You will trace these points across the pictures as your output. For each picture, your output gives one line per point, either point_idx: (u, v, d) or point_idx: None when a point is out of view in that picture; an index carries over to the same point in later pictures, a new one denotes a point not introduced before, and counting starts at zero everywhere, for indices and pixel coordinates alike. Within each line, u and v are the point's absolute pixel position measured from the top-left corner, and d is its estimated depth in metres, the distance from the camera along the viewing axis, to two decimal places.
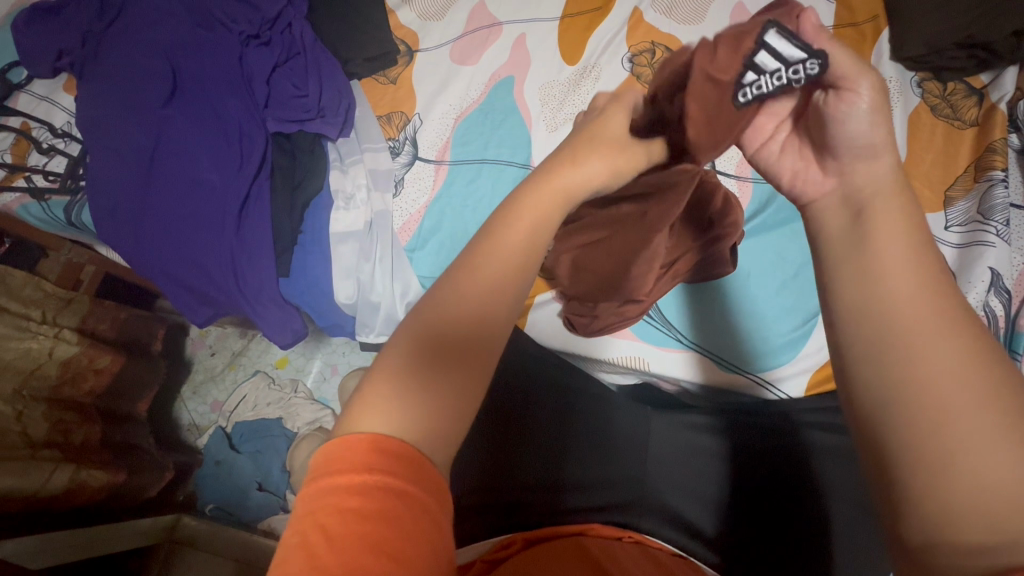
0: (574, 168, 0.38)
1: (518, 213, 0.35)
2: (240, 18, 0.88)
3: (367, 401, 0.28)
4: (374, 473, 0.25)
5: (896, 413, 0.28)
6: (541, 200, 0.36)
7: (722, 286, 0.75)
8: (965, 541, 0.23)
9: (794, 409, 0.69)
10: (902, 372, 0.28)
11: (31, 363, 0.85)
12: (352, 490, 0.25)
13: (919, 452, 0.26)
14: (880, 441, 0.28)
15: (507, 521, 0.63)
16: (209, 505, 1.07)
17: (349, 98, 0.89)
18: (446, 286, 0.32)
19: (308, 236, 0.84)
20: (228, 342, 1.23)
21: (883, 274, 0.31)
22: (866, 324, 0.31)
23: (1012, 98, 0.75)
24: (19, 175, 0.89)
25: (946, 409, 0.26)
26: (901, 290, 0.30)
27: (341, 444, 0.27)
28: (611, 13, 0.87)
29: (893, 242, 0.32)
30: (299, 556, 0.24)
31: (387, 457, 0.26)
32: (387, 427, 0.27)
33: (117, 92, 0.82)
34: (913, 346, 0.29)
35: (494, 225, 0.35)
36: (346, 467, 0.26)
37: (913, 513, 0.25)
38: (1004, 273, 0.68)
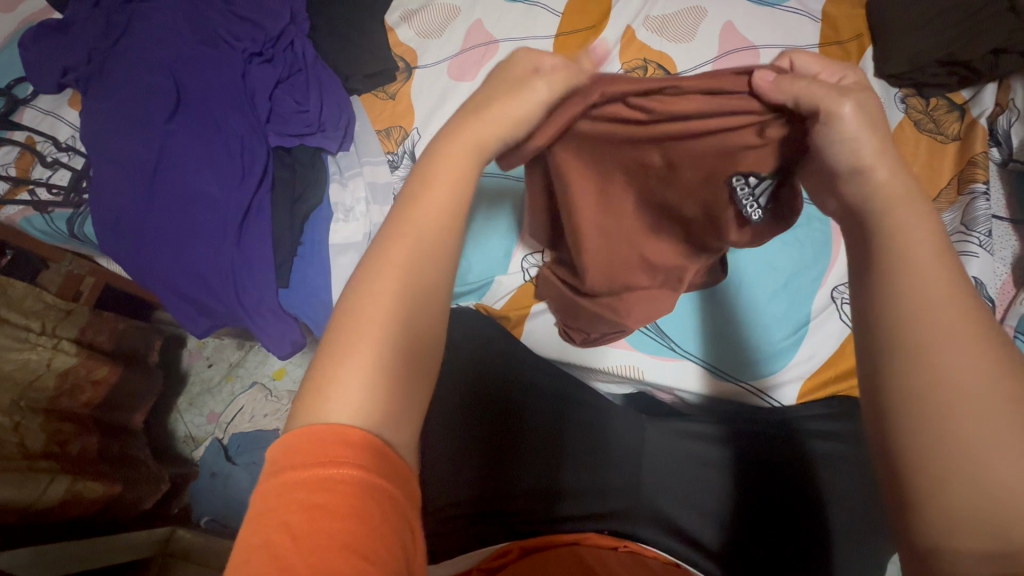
0: (478, 116, 0.37)
1: (439, 189, 0.35)
2: (244, 36, 0.90)
3: (329, 382, 0.29)
4: (344, 465, 0.26)
5: (917, 419, 0.27)
6: (452, 163, 0.36)
7: (714, 297, 0.76)
8: (965, 549, 0.25)
9: (794, 417, 0.70)
10: (929, 379, 0.27)
11: (29, 374, 0.85)
12: (322, 484, 0.26)
13: (938, 461, 0.26)
14: (893, 443, 0.28)
15: (496, 526, 0.65)
16: (204, 517, 1.08)
17: (349, 113, 0.91)
18: (409, 272, 0.32)
19: (307, 248, 0.86)
20: (226, 353, 1.23)
21: (915, 276, 0.29)
22: (891, 325, 0.29)
23: (993, 114, 0.77)
24: (23, 188, 0.90)
25: (971, 417, 0.26)
26: (930, 289, 0.29)
27: (310, 436, 0.27)
28: (605, 31, 0.89)
29: (894, 244, 0.31)
30: (264, 555, 0.24)
31: (358, 450, 0.27)
32: (351, 416, 0.28)
33: (121, 107, 0.83)
34: (945, 353, 0.27)
35: (421, 190, 0.35)
36: (312, 461, 0.26)
37: (922, 523, 0.26)
38: (989, 281, 0.70)
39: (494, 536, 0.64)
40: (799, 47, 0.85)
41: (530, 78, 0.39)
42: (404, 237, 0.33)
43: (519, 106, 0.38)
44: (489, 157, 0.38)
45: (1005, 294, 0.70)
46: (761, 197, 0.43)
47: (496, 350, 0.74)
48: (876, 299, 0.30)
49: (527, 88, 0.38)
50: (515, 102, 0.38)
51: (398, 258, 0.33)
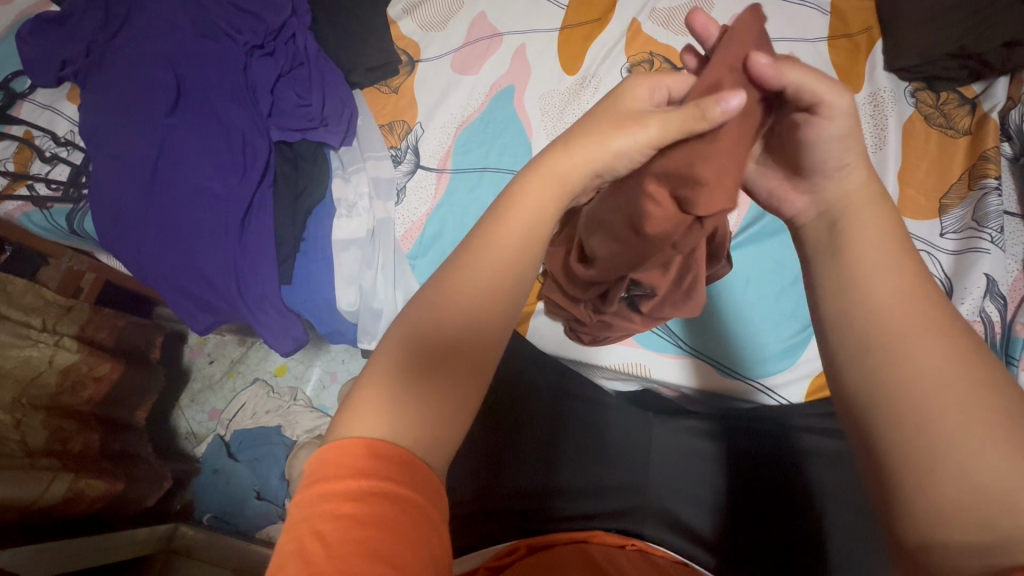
0: (567, 152, 0.36)
1: (516, 222, 0.35)
2: (245, 29, 0.89)
3: (366, 391, 0.29)
4: (374, 478, 0.25)
5: (882, 410, 0.29)
6: (535, 198, 0.35)
7: (721, 294, 0.75)
8: (955, 544, 0.25)
9: (788, 415, 0.69)
10: (887, 370, 0.29)
11: (31, 370, 0.84)
12: (350, 495, 0.25)
13: (912, 452, 0.27)
14: (874, 441, 0.29)
15: (503, 525, 0.64)
16: (206, 515, 1.07)
17: (352, 108, 0.90)
18: (460, 272, 0.33)
19: (310, 244, 0.84)
20: (228, 349, 1.23)
21: (862, 279, 0.33)
22: (846, 322, 0.32)
23: (1005, 107, 0.76)
24: (21, 183, 0.89)
25: (934, 404, 0.27)
26: (882, 291, 0.32)
27: (341, 448, 0.27)
28: (611, 23, 0.87)
29: (874, 251, 0.33)
30: (295, 562, 0.23)
31: (387, 462, 0.26)
32: (381, 432, 0.27)
33: (121, 100, 0.82)
34: (901, 345, 0.30)
35: (496, 216, 0.35)
36: (344, 472, 0.26)
37: (910, 517, 0.26)
38: (1000, 278, 0.69)
39: (500, 534, 0.63)
40: (806, 40, 0.83)
41: (633, 105, 0.35)
42: (480, 245, 0.34)
43: (620, 139, 0.34)
44: (576, 190, 0.37)
45: (1016, 290, 0.69)
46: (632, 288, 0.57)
47: (505, 350, 0.73)
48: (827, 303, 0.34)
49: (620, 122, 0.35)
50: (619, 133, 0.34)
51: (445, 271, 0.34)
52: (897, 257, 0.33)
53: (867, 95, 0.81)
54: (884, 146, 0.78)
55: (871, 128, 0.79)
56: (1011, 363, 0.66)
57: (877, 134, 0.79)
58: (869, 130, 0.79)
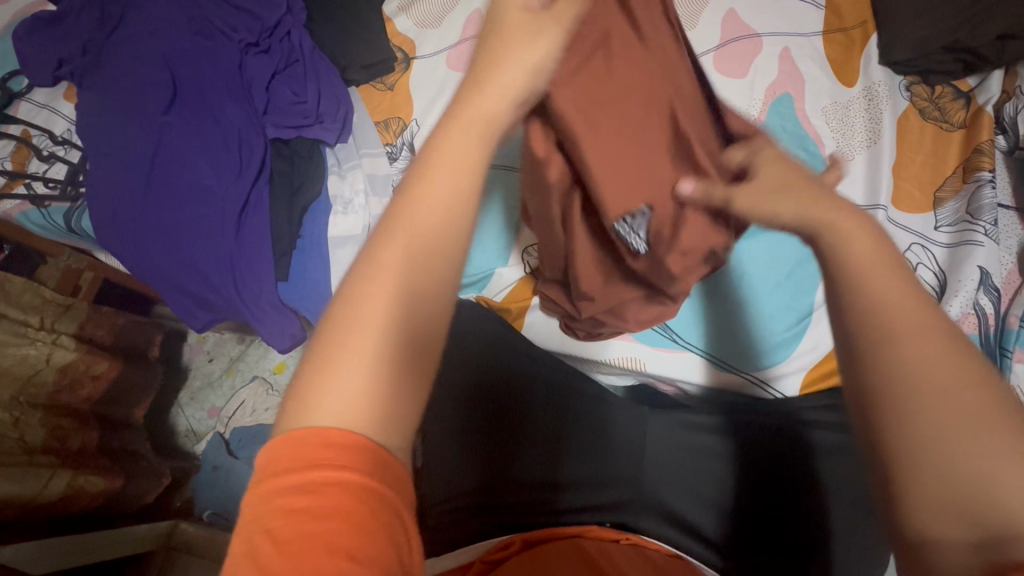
0: (477, 90, 0.34)
1: (439, 176, 0.32)
2: (240, 27, 0.89)
3: (322, 378, 0.28)
4: (327, 468, 0.26)
5: (888, 408, 0.27)
6: (456, 140, 0.33)
7: (717, 288, 0.74)
8: (950, 539, 0.25)
9: (795, 408, 0.68)
10: (899, 368, 0.27)
11: (28, 369, 0.85)
12: (302, 489, 0.25)
13: (916, 451, 0.26)
14: (875, 438, 0.28)
15: (502, 518, 0.66)
16: (207, 511, 1.08)
17: (347, 105, 0.91)
18: (385, 244, 0.30)
19: (307, 240, 0.85)
20: (227, 347, 1.23)
21: (867, 266, 0.30)
22: (853, 313, 0.30)
23: (999, 101, 0.77)
24: (19, 182, 0.90)
25: (939, 407, 0.26)
26: (889, 281, 0.30)
27: (289, 441, 0.27)
28: None
29: (867, 241, 0.31)
30: (247, 562, 0.24)
31: (340, 451, 0.26)
32: (337, 418, 0.27)
33: (118, 98, 0.83)
34: (910, 339, 0.28)
35: (417, 170, 0.32)
36: (295, 466, 0.26)
37: (908, 513, 0.26)
38: (993, 271, 0.70)
39: (495, 528, 0.66)
40: (801, 35, 0.83)
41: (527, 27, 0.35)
42: (401, 212, 0.31)
43: (521, 55, 0.34)
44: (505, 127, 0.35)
45: (1011, 283, 0.70)
46: (641, 230, 0.49)
47: (498, 343, 0.73)
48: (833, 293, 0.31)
49: (526, 30, 0.35)
50: (525, 51, 0.35)
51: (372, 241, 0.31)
52: (884, 246, 0.31)
53: (862, 89, 0.81)
54: (879, 140, 0.78)
55: (866, 122, 0.79)
56: (1005, 355, 0.68)
57: (871, 128, 0.78)
58: (864, 124, 0.79)
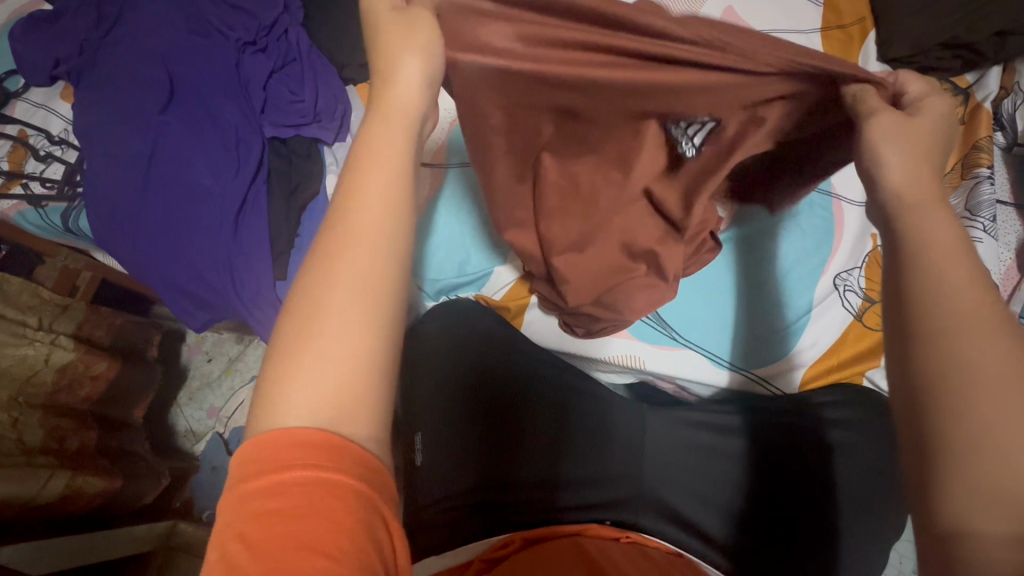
0: (392, 84, 0.36)
1: (373, 166, 0.32)
2: (237, 26, 0.89)
3: (288, 378, 0.28)
4: (295, 469, 0.26)
5: (948, 403, 0.29)
6: (381, 133, 0.34)
7: (717, 286, 0.74)
8: (994, 527, 0.27)
9: (815, 405, 0.69)
10: (961, 366, 0.30)
11: (26, 369, 0.85)
12: (273, 490, 0.25)
13: (967, 444, 0.28)
14: (925, 430, 0.30)
15: (501, 520, 0.65)
16: (206, 512, 1.09)
17: (345, 103, 0.90)
18: (337, 239, 0.31)
19: (305, 239, 0.83)
20: (225, 347, 1.23)
21: (942, 269, 0.32)
22: (922, 311, 0.32)
23: (997, 97, 0.77)
24: (16, 181, 0.90)
25: (994, 401, 0.28)
26: (959, 284, 0.31)
27: (259, 443, 0.27)
28: None
29: (941, 244, 0.33)
30: (219, 566, 0.24)
31: (310, 449, 0.26)
32: (306, 416, 0.27)
33: (114, 97, 0.83)
34: (973, 341, 0.30)
35: (355, 167, 0.33)
36: (265, 468, 0.26)
37: (950, 500, 0.28)
38: (992, 268, 0.70)
39: (491, 526, 0.65)
40: (799, 32, 0.83)
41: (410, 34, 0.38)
42: (344, 206, 0.31)
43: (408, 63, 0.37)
44: (422, 119, 0.37)
45: (1010, 279, 0.70)
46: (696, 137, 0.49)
47: (491, 340, 0.74)
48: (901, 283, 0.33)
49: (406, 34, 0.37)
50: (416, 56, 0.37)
51: (325, 234, 0.31)
52: (964, 250, 0.33)
53: None
54: None
55: None
56: None
57: None
58: None
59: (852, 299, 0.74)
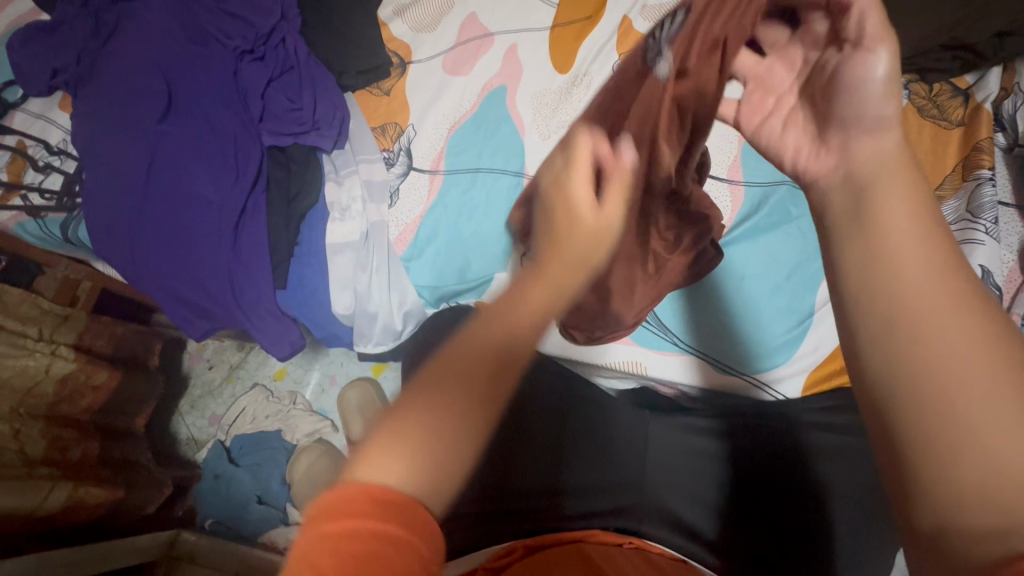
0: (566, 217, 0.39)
1: (536, 298, 0.34)
2: (235, 34, 0.89)
3: (388, 441, 0.27)
4: (366, 518, 0.25)
5: (905, 392, 0.28)
6: (555, 276, 0.36)
7: (717, 288, 0.72)
8: (975, 527, 0.24)
9: (795, 413, 0.68)
10: (913, 354, 0.29)
11: (28, 380, 0.85)
12: (358, 534, 0.24)
13: (932, 433, 0.27)
14: (888, 426, 0.28)
15: (505, 526, 0.65)
16: (208, 519, 1.07)
17: (343, 111, 0.90)
18: (482, 330, 0.32)
19: (304, 248, 0.84)
20: (226, 355, 1.23)
21: (897, 257, 0.32)
22: (873, 306, 0.31)
23: (997, 98, 0.77)
24: (15, 193, 0.89)
25: (957, 382, 0.27)
26: (912, 273, 0.31)
27: (352, 487, 0.26)
28: (601, 22, 0.86)
29: (898, 225, 0.33)
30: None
31: (396, 506, 0.25)
32: (397, 474, 0.27)
33: (113, 107, 0.83)
34: (926, 326, 0.29)
35: (520, 290, 0.35)
36: (350, 512, 0.25)
37: (924, 498, 0.26)
38: (995, 270, 0.70)
39: (496, 534, 0.64)
40: None
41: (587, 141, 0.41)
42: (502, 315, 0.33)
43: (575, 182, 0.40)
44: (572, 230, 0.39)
45: (1012, 281, 0.70)
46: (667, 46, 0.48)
47: None
48: (844, 280, 0.34)
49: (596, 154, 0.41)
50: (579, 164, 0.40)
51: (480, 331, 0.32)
52: (931, 233, 0.32)
53: None
54: None
55: None
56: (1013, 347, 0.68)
57: None
58: None
59: None
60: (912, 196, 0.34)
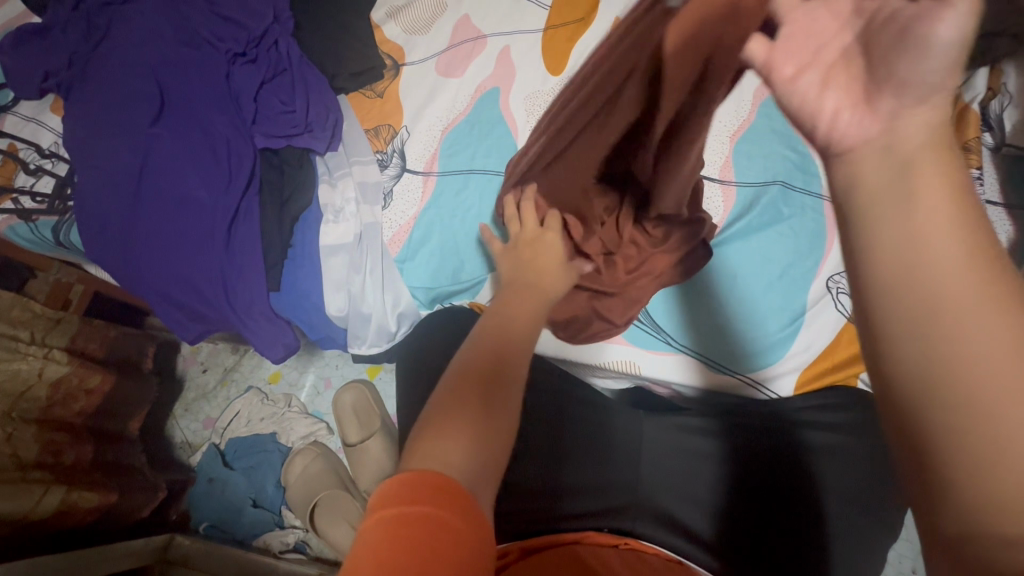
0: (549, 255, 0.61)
1: (528, 308, 0.53)
2: (227, 37, 0.89)
3: (447, 435, 0.35)
4: (422, 505, 0.29)
5: (942, 401, 0.25)
6: (533, 298, 0.55)
7: (709, 288, 0.73)
8: (1007, 540, 0.23)
9: (789, 409, 0.69)
10: (950, 356, 0.25)
11: (20, 385, 0.84)
12: (413, 516, 0.29)
13: (969, 445, 0.24)
14: (915, 434, 0.26)
15: (502, 526, 0.65)
16: (203, 523, 1.07)
17: (337, 112, 0.90)
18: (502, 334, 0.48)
19: (298, 250, 0.85)
20: (220, 357, 1.22)
21: (927, 235, 0.26)
22: (900, 296, 0.27)
23: (985, 98, 0.77)
24: (7, 196, 0.89)
25: (999, 390, 0.24)
26: (947, 256, 0.26)
27: (409, 482, 0.31)
28: (593, 24, 0.86)
29: (930, 194, 0.27)
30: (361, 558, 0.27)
31: (444, 495, 0.30)
32: (449, 467, 0.33)
33: (104, 110, 0.82)
34: (964, 322, 0.25)
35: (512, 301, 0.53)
36: (406, 499, 0.30)
37: (953, 509, 0.24)
38: None
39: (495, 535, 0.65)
40: None
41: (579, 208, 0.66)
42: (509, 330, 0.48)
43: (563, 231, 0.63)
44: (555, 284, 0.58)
45: None
46: None
47: None
48: (868, 267, 0.28)
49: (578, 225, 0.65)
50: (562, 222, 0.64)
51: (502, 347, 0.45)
52: (961, 201, 0.27)
53: None
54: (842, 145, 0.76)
55: None
56: None
57: None
58: None
59: (846, 300, 0.70)
60: (941, 155, 0.28)
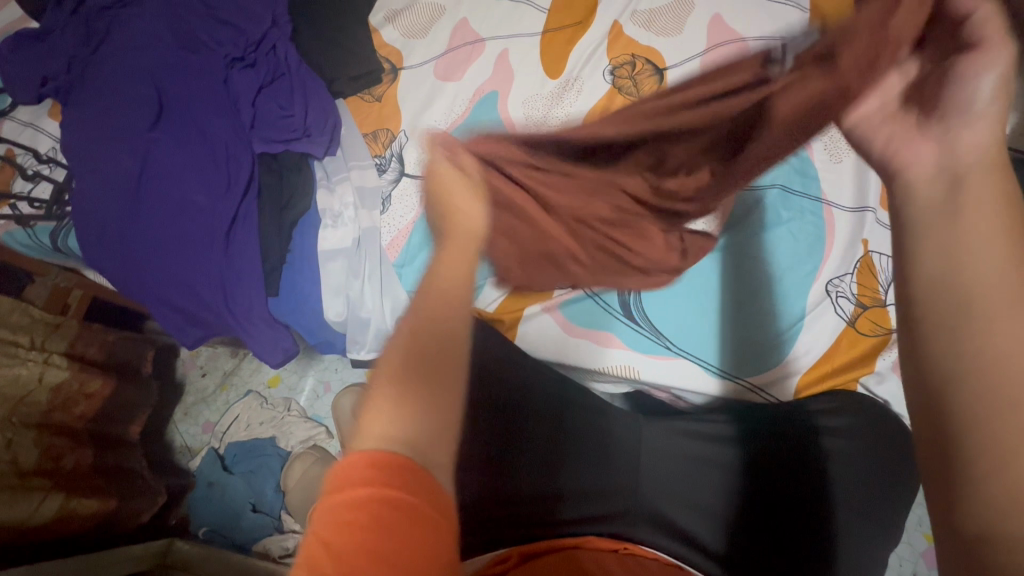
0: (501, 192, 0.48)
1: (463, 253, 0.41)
2: (226, 42, 0.89)
3: (378, 412, 0.31)
4: (369, 488, 0.28)
5: (971, 390, 0.26)
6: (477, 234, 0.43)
7: (705, 294, 0.76)
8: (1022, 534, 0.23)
9: (806, 412, 0.69)
10: (983, 352, 0.26)
11: (20, 390, 0.84)
12: (356, 502, 0.27)
13: (992, 436, 0.25)
14: (938, 424, 0.26)
15: (499, 533, 0.64)
16: (202, 528, 1.06)
17: (335, 116, 0.90)
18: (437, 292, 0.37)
19: (296, 255, 0.84)
20: (219, 361, 1.22)
21: (970, 245, 0.29)
22: (941, 296, 0.28)
23: None
24: (5, 202, 0.89)
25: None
26: (986, 266, 0.28)
27: (347, 465, 0.29)
28: (590, 29, 0.87)
29: (977, 211, 0.29)
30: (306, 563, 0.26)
31: (385, 471, 0.28)
32: (388, 441, 0.30)
33: (103, 115, 0.82)
34: (998, 324, 0.26)
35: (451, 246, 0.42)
36: (348, 485, 0.28)
37: (973, 502, 0.24)
38: None
39: (494, 540, 0.64)
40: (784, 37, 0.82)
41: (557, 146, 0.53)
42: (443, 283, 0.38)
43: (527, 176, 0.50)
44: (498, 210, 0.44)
45: None
46: None
47: (495, 349, 0.73)
48: (915, 269, 0.30)
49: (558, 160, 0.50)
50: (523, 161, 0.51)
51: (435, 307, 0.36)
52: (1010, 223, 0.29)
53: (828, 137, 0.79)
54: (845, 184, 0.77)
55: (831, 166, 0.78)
56: None
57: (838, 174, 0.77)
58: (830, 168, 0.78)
59: (846, 305, 0.73)
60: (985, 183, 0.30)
